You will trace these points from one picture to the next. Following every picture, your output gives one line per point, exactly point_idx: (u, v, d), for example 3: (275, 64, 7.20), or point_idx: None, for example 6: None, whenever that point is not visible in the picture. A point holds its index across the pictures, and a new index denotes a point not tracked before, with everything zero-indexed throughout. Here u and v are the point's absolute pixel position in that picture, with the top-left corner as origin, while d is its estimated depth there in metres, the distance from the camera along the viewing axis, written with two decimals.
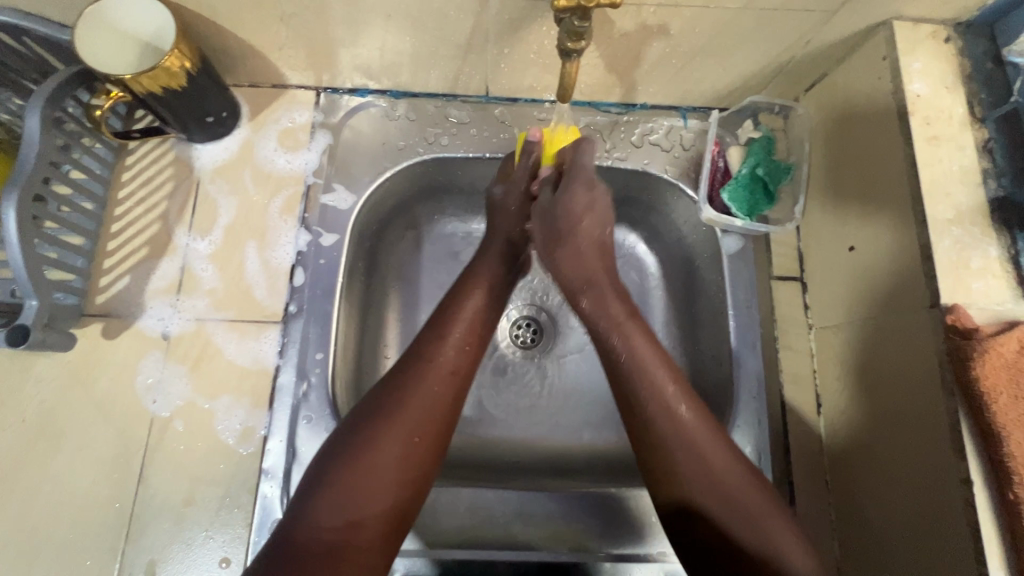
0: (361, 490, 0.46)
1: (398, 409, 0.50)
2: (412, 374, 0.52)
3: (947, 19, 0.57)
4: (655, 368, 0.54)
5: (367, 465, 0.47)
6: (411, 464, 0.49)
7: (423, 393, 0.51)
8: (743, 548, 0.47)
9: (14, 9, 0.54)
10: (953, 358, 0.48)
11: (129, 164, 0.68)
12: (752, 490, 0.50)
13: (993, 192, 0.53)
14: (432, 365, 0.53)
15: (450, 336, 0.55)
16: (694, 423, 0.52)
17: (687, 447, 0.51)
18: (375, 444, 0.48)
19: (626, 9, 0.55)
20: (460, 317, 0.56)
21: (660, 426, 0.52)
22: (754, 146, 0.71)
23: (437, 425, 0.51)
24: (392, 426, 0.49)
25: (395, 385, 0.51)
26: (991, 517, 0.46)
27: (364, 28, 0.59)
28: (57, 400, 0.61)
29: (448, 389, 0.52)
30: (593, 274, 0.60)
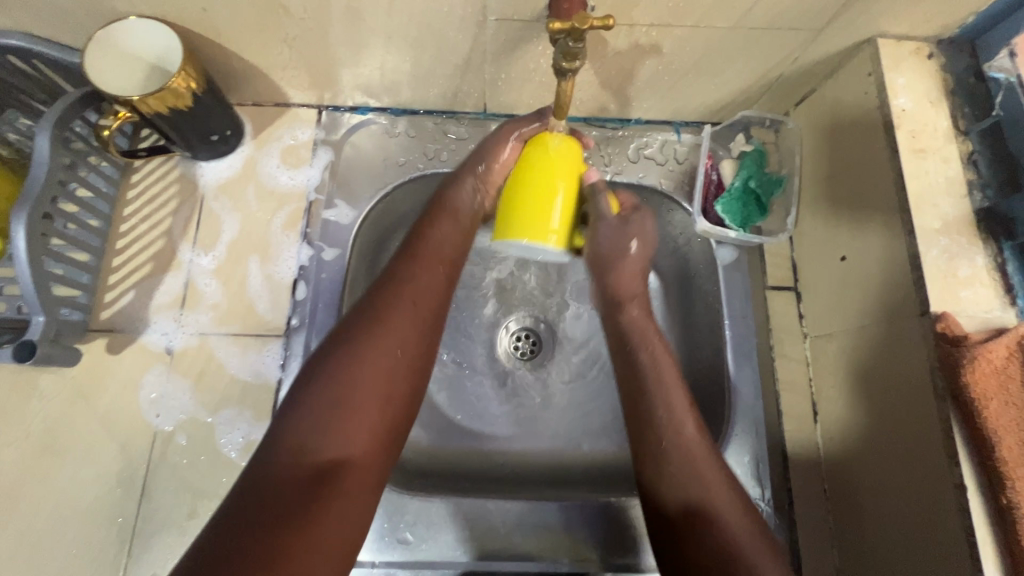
0: (342, 417, 0.43)
1: (374, 332, 0.47)
2: (392, 289, 0.50)
3: (929, 37, 0.59)
4: (685, 436, 0.52)
5: (347, 382, 0.44)
6: (398, 380, 0.46)
7: (402, 312, 0.48)
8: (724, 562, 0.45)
9: (27, 33, 0.56)
10: (944, 366, 0.49)
11: (135, 182, 0.69)
12: (752, 531, 0.47)
13: (979, 203, 0.55)
14: (409, 290, 0.50)
15: (421, 262, 0.52)
16: (700, 451, 0.51)
17: (693, 484, 0.50)
18: (360, 361, 0.45)
19: (619, 29, 0.57)
20: (431, 246, 0.54)
21: (681, 481, 0.50)
22: (745, 159, 0.72)
23: (420, 342, 0.49)
24: (375, 342, 0.46)
25: (368, 311, 0.48)
26: (985, 522, 0.47)
27: (365, 49, 0.61)
28: (62, 415, 0.62)
29: (428, 310, 0.50)
30: (636, 329, 0.59)
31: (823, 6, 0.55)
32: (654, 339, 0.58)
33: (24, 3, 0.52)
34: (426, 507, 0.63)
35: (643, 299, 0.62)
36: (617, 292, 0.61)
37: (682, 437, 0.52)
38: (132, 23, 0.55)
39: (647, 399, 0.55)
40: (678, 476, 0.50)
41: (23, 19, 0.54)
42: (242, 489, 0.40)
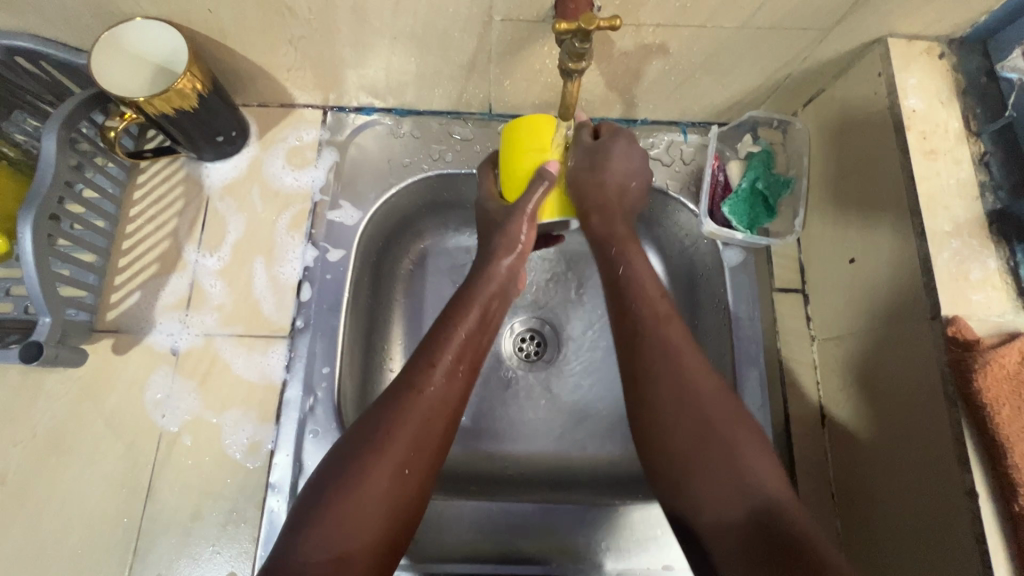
0: (349, 515, 0.46)
1: (387, 437, 0.49)
2: (400, 410, 0.50)
3: (941, 36, 0.59)
4: (682, 368, 0.53)
5: (354, 504, 0.46)
6: (401, 493, 0.48)
7: (413, 422, 0.50)
8: (731, 498, 0.47)
9: (33, 34, 0.56)
10: (955, 371, 0.48)
11: (140, 182, 0.69)
12: (752, 441, 0.50)
13: (991, 205, 0.54)
14: (422, 395, 0.51)
15: (439, 362, 0.54)
16: (680, 345, 0.54)
17: (693, 416, 0.51)
18: (366, 475, 0.47)
19: (625, 29, 0.56)
20: (451, 341, 0.55)
21: (661, 386, 0.53)
22: (754, 160, 0.72)
23: (427, 454, 0.51)
24: (382, 456, 0.48)
25: (384, 415, 0.50)
26: (997, 530, 0.46)
27: (370, 50, 0.60)
28: (68, 415, 0.62)
29: (439, 425, 0.52)
30: (612, 234, 0.60)
31: (833, 5, 0.54)
32: (644, 276, 0.58)
33: (30, 4, 0.52)
34: (430, 510, 0.62)
35: (610, 205, 0.59)
36: (584, 203, 0.59)
37: (676, 363, 0.53)
38: (140, 24, 0.55)
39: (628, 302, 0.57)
40: (660, 373, 0.53)
41: (30, 20, 0.54)
42: None
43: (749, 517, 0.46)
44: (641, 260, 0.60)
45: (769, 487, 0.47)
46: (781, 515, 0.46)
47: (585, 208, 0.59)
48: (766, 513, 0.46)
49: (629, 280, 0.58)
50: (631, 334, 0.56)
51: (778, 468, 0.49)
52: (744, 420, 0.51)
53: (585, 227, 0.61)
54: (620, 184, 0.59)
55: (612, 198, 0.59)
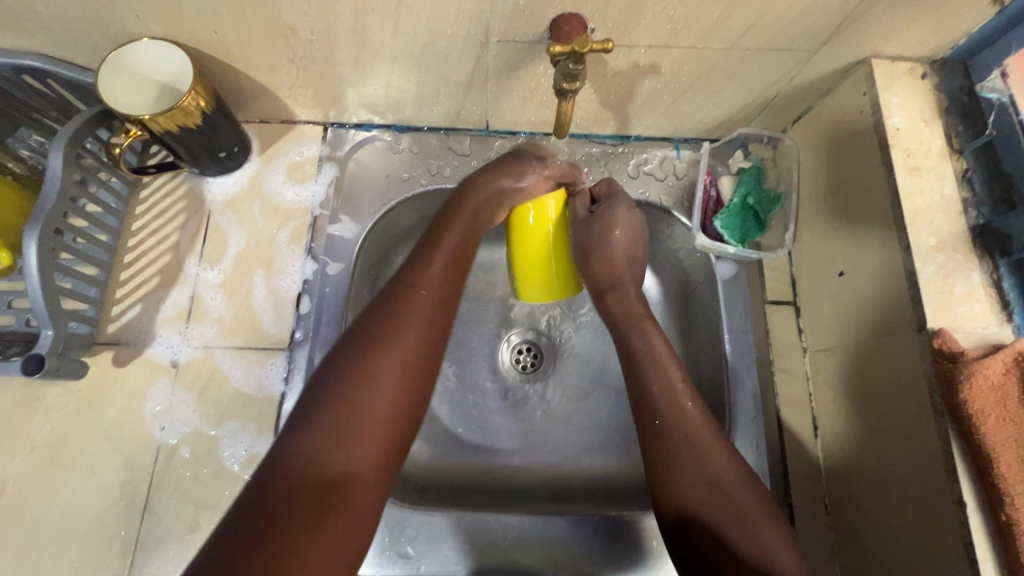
0: (357, 423, 0.43)
1: (389, 334, 0.47)
2: (396, 306, 0.48)
3: (922, 58, 0.61)
4: (704, 451, 0.54)
5: (356, 402, 0.43)
6: (407, 397, 0.46)
7: (415, 321, 0.48)
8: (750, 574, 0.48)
9: (41, 54, 0.58)
10: (941, 381, 0.50)
11: (143, 197, 0.71)
12: (769, 525, 0.51)
13: (974, 220, 0.56)
14: (419, 293, 0.50)
15: (433, 266, 0.52)
16: (699, 423, 0.56)
17: (719, 498, 0.52)
18: (367, 380, 0.44)
19: (618, 50, 0.58)
20: (440, 248, 0.54)
21: (689, 471, 0.54)
22: (745, 175, 0.74)
23: (428, 356, 0.48)
24: (383, 351, 0.46)
25: (381, 314, 0.48)
26: (984, 538, 0.47)
27: (370, 69, 0.62)
28: (67, 427, 0.62)
29: (435, 314, 0.50)
30: (625, 314, 0.64)
31: (818, 27, 0.56)
32: (659, 343, 0.61)
33: (41, 26, 0.54)
34: (426, 521, 0.63)
35: (623, 285, 0.64)
36: (597, 283, 0.64)
37: (699, 450, 0.54)
38: (148, 43, 0.56)
39: (647, 373, 0.59)
40: (680, 448, 0.55)
41: (38, 40, 0.56)
42: (254, 491, 0.40)
43: None
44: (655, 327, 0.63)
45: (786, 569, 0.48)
46: None
47: (599, 287, 0.64)
48: None
49: (652, 365, 0.60)
50: (645, 389, 0.59)
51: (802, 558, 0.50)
52: (767, 512, 0.52)
53: (598, 302, 0.65)
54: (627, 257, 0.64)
55: (618, 273, 0.64)
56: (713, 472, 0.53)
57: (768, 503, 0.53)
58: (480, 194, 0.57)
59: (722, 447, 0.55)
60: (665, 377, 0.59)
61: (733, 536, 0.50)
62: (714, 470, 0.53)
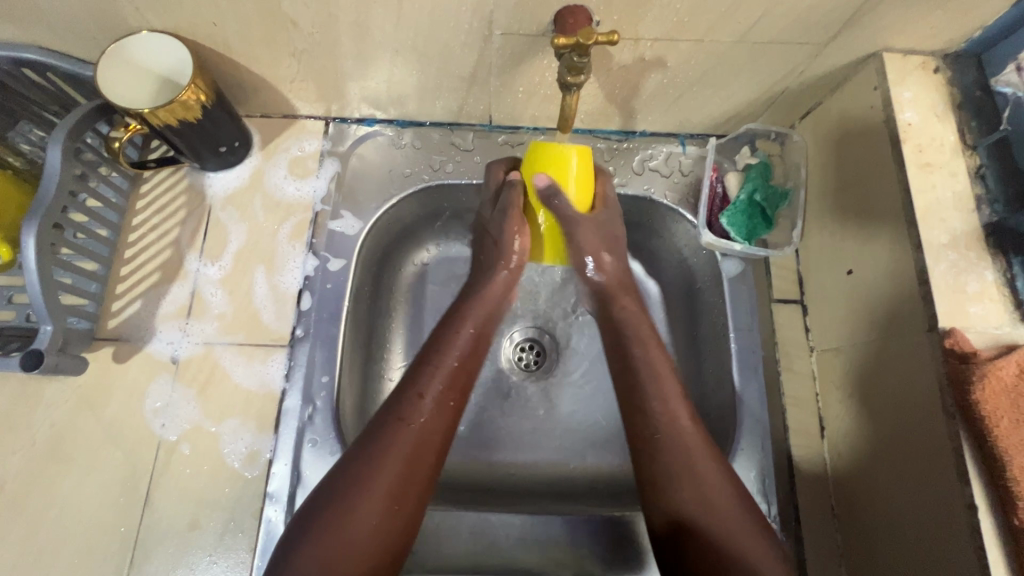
0: (338, 557, 0.47)
1: (373, 473, 0.50)
2: (385, 442, 0.51)
3: (935, 51, 0.59)
4: (700, 474, 0.53)
5: (345, 545, 0.48)
6: (389, 530, 0.50)
7: (400, 459, 0.51)
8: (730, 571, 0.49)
9: (41, 47, 0.57)
10: (953, 382, 0.49)
11: (144, 192, 0.70)
12: (768, 558, 0.50)
13: (987, 218, 0.54)
14: (410, 427, 0.52)
15: (427, 390, 0.54)
16: (695, 441, 0.55)
17: (700, 496, 0.52)
18: (355, 516, 0.48)
19: (623, 44, 0.57)
20: (439, 369, 0.56)
21: (683, 487, 0.53)
22: (751, 172, 0.72)
23: (414, 485, 0.51)
24: (366, 492, 0.49)
25: (370, 451, 0.51)
26: (996, 544, 0.46)
27: (372, 62, 0.61)
28: (67, 424, 0.62)
29: (428, 450, 0.53)
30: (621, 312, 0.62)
31: (828, 20, 0.55)
32: (654, 347, 0.59)
33: (40, 18, 0.53)
34: (427, 520, 0.62)
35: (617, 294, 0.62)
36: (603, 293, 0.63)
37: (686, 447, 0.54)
38: (146, 37, 0.55)
39: (648, 394, 0.57)
40: (676, 470, 0.53)
41: (37, 31, 0.55)
42: None
43: None
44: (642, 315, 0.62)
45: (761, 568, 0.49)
46: None
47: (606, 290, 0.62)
48: None
49: (651, 376, 0.57)
50: (644, 403, 0.57)
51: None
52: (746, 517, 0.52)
53: (610, 306, 0.62)
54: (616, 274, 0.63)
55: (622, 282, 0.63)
56: (706, 493, 0.52)
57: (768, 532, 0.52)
58: (484, 305, 0.60)
59: (719, 473, 0.53)
60: (667, 405, 0.56)
61: (718, 542, 0.50)
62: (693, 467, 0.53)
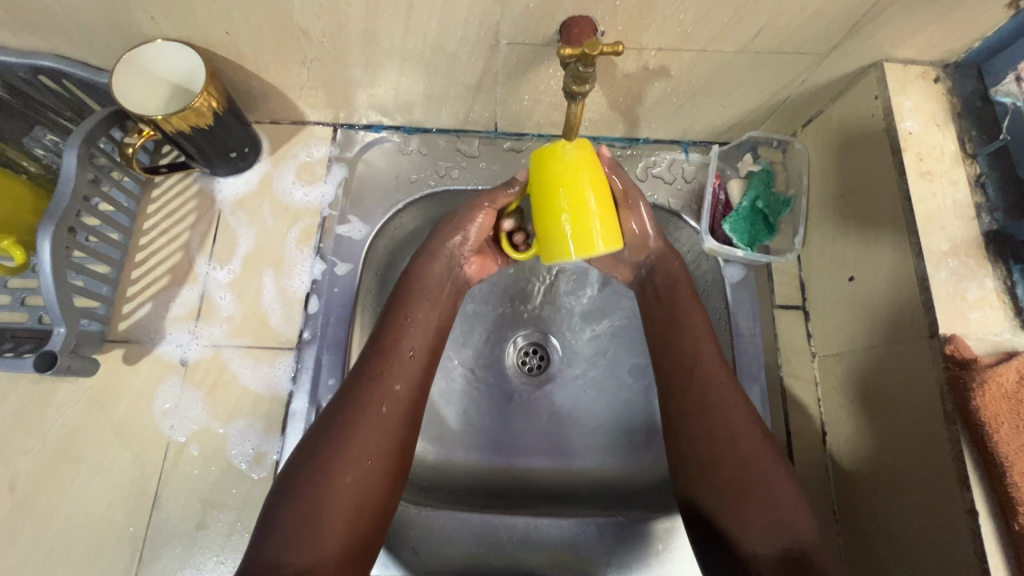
0: (320, 511, 0.48)
1: (347, 427, 0.52)
2: (358, 398, 0.53)
3: (935, 61, 0.60)
4: (729, 413, 0.57)
5: (320, 498, 0.48)
6: (368, 484, 0.50)
7: (372, 411, 0.53)
8: (770, 537, 0.52)
9: (57, 55, 0.59)
10: (954, 388, 0.49)
11: (154, 196, 0.71)
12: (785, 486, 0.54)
13: (987, 225, 0.55)
14: (379, 383, 0.55)
15: (397, 350, 0.57)
16: (723, 383, 0.59)
17: (739, 463, 0.55)
18: (329, 469, 0.49)
19: (628, 53, 0.58)
20: (404, 330, 0.59)
21: (713, 422, 0.57)
22: (754, 179, 0.73)
23: (388, 440, 0.53)
24: (343, 447, 0.51)
25: (345, 406, 0.53)
26: (997, 549, 0.46)
27: (380, 71, 0.62)
28: (77, 424, 0.63)
29: (397, 404, 0.54)
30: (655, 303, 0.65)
31: (829, 30, 0.56)
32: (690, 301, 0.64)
33: (58, 27, 0.55)
34: (431, 522, 0.63)
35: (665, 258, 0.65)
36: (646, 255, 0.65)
37: (726, 415, 0.57)
38: (162, 45, 0.57)
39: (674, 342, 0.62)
40: (707, 406, 0.58)
41: (54, 40, 0.56)
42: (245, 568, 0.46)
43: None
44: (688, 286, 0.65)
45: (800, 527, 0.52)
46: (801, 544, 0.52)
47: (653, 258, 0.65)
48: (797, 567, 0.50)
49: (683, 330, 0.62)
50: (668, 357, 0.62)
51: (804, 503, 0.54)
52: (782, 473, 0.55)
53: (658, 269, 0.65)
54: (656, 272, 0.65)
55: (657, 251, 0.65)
56: (733, 428, 0.57)
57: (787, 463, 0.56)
58: (431, 275, 0.62)
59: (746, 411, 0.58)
60: (714, 380, 0.59)
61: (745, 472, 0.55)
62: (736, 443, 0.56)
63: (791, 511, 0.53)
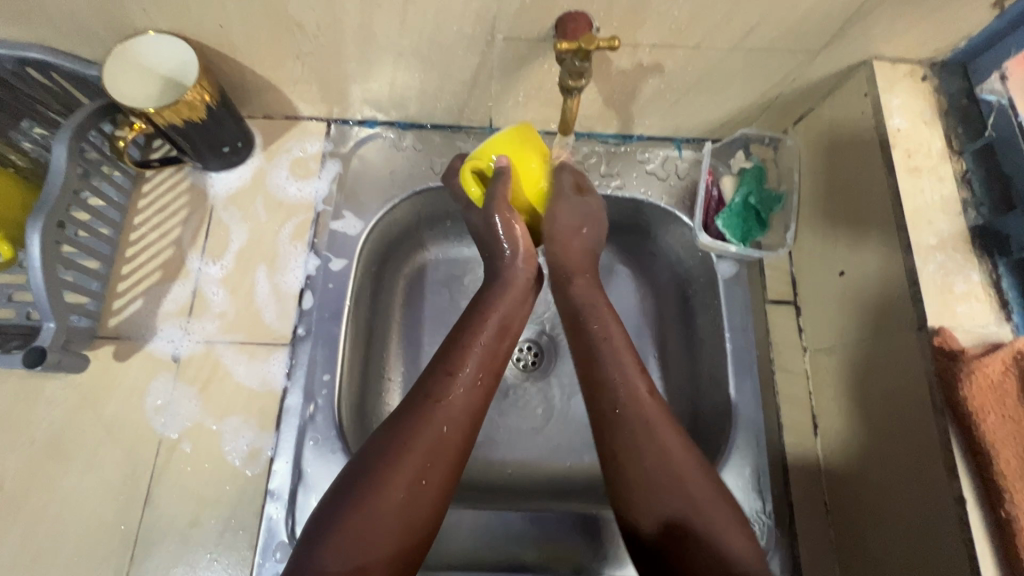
0: (369, 532, 0.46)
1: (405, 448, 0.49)
2: (417, 419, 0.50)
3: (923, 60, 0.61)
4: (661, 440, 0.52)
5: (374, 515, 0.46)
6: (421, 507, 0.48)
7: (432, 434, 0.50)
8: (711, 568, 0.48)
9: (45, 46, 0.58)
10: (942, 380, 0.50)
11: (146, 191, 0.71)
12: (728, 513, 0.50)
13: (973, 220, 0.56)
14: (442, 405, 0.51)
15: (460, 372, 0.53)
16: (659, 418, 0.54)
17: (669, 492, 0.51)
18: (387, 488, 0.47)
19: (622, 49, 0.59)
20: (471, 352, 0.54)
21: (647, 459, 0.52)
22: (746, 175, 0.73)
23: (446, 463, 0.50)
24: (398, 468, 0.48)
25: (403, 425, 0.50)
26: (984, 537, 0.47)
27: (375, 66, 0.62)
28: (68, 422, 0.62)
29: (459, 428, 0.51)
30: (579, 285, 0.62)
31: (820, 29, 0.57)
32: (616, 332, 0.58)
33: (46, 18, 0.54)
34: None
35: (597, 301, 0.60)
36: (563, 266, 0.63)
37: (661, 448, 0.52)
38: (152, 38, 0.56)
39: (603, 366, 0.56)
40: (642, 441, 0.52)
41: (43, 32, 0.56)
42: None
43: None
44: (614, 321, 0.59)
45: (742, 560, 0.48)
46: None
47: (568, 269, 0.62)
48: None
49: (609, 356, 0.57)
50: (607, 384, 0.55)
51: (755, 541, 0.50)
52: (732, 509, 0.51)
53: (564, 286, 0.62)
54: (583, 248, 0.63)
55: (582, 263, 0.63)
56: (668, 453, 0.52)
57: (733, 501, 0.52)
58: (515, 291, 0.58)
59: (680, 440, 0.53)
60: (640, 409, 0.54)
61: (672, 505, 0.51)
62: (687, 488, 0.51)
63: (743, 551, 0.49)
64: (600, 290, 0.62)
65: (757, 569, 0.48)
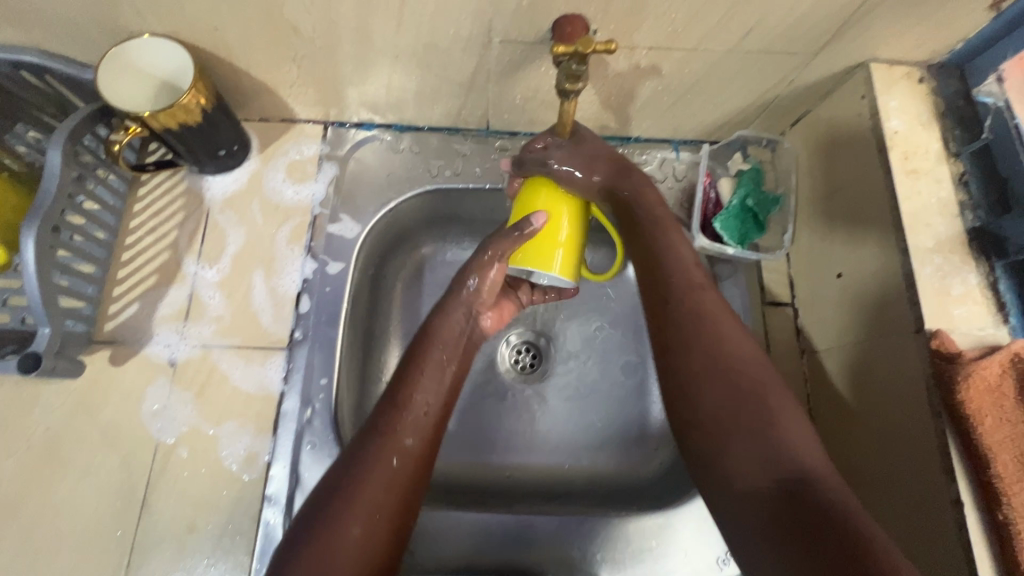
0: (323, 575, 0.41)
1: (357, 482, 0.46)
2: (367, 452, 0.48)
3: (920, 62, 0.61)
4: (721, 333, 0.48)
5: (326, 555, 0.42)
6: (380, 543, 0.45)
7: (382, 467, 0.47)
8: (761, 463, 0.42)
9: (40, 50, 0.57)
10: (940, 382, 0.50)
11: (141, 195, 0.70)
12: (794, 412, 0.44)
13: (970, 222, 0.56)
14: (394, 438, 0.49)
15: (413, 403, 0.52)
16: (716, 306, 0.51)
17: (721, 368, 0.46)
18: (340, 523, 0.44)
19: (619, 52, 0.59)
20: (421, 382, 0.53)
21: (696, 350, 0.48)
22: (744, 177, 0.72)
23: (400, 496, 0.47)
24: (351, 504, 0.45)
25: (355, 457, 0.48)
26: (981, 539, 0.48)
27: (372, 68, 0.62)
28: (64, 428, 0.62)
29: (410, 459, 0.49)
30: (653, 218, 0.56)
31: (818, 30, 0.57)
32: (682, 244, 0.54)
33: (39, 21, 0.53)
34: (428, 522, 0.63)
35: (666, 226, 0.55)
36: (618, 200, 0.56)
37: (716, 339, 0.48)
38: (148, 41, 0.56)
39: (664, 261, 0.53)
40: (693, 334, 0.49)
41: (37, 36, 0.55)
42: None
43: (775, 482, 0.40)
44: (680, 237, 0.55)
45: (807, 456, 0.41)
46: (816, 480, 0.40)
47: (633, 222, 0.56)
48: (798, 480, 0.40)
49: (670, 249, 0.54)
50: (662, 274, 0.53)
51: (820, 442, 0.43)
52: (799, 410, 0.44)
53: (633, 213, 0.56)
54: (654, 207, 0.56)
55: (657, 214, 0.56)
56: (725, 344, 0.48)
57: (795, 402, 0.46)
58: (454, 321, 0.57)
59: (738, 327, 0.49)
60: (694, 298, 0.51)
61: (717, 381, 0.46)
62: (745, 386, 0.45)
63: (802, 446, 0.42)
64: (675, 230, 0.55)
65: (823, 474, 0.40)
